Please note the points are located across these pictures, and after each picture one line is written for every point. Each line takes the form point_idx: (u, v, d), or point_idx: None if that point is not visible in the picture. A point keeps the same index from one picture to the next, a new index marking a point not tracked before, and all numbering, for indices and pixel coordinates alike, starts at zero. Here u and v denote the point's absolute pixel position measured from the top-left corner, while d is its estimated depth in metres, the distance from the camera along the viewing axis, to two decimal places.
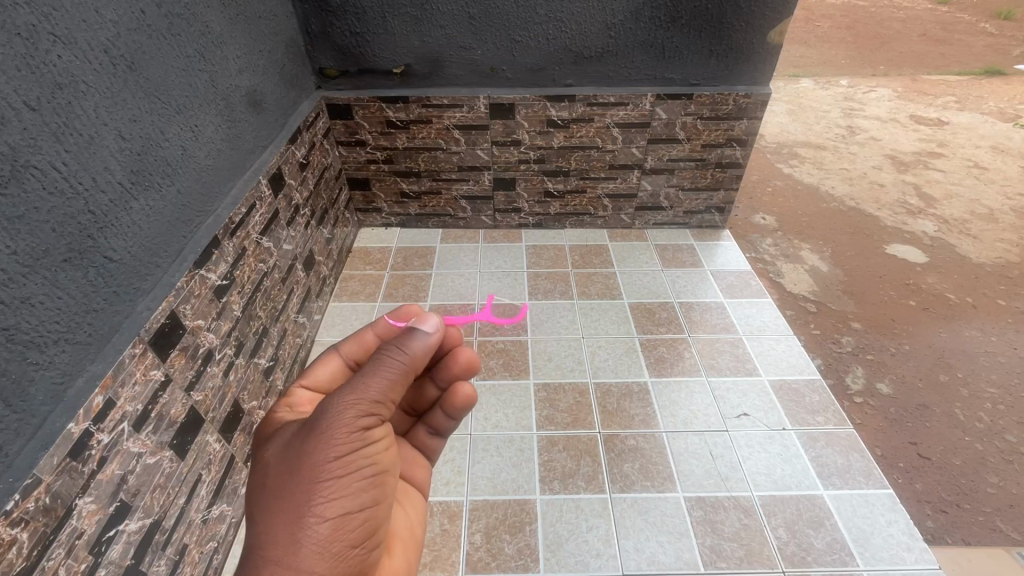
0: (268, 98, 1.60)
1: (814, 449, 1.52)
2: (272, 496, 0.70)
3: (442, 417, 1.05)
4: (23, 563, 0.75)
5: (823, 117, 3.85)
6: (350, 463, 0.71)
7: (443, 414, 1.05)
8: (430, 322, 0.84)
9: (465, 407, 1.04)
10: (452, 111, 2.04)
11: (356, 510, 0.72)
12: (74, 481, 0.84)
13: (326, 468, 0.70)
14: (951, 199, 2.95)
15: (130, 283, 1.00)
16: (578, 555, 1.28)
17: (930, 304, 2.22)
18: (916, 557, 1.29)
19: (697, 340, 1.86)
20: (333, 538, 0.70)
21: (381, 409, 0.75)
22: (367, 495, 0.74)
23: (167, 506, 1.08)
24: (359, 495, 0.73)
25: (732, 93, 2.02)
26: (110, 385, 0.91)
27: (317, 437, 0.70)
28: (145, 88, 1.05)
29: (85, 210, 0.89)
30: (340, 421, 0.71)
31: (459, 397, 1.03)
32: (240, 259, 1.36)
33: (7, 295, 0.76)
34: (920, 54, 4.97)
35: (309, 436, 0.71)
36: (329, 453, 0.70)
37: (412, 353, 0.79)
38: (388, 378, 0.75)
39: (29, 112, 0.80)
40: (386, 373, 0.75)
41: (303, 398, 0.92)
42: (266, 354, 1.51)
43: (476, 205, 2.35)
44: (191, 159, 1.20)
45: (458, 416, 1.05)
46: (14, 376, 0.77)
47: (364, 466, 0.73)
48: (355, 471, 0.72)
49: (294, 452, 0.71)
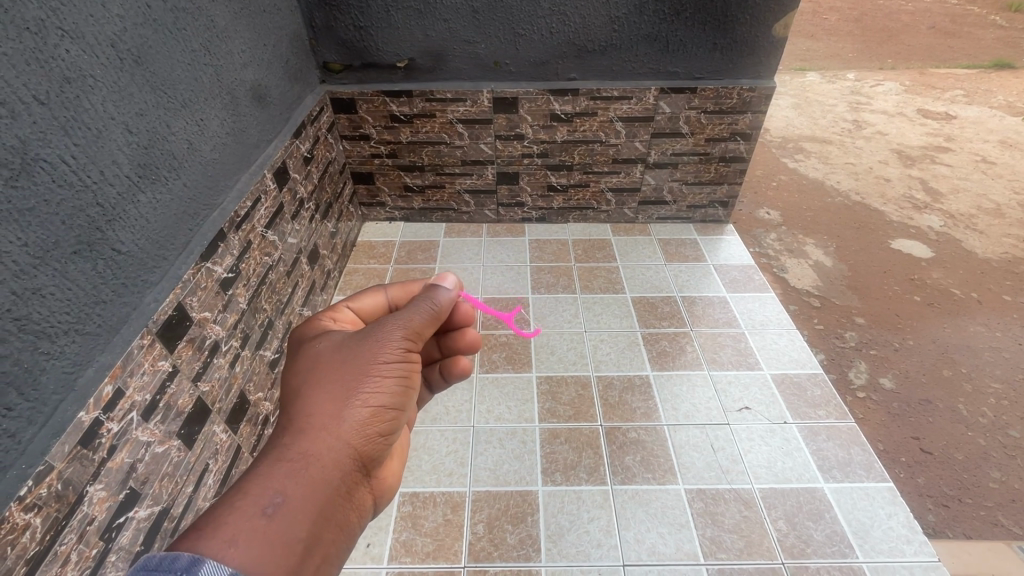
0: (272, 92, 1.60)
1: (815, 442, 1.53)
2: (322, 378, 0.77)
3: (436, 375, 1.10)
4: (36, 548, 0.77)
5: (830, 111, 3.82)
6: (393, 367, 0.80)
7: (438, 373, 1.09)
8: (450, 280, 0.91)
9: (456, 378, 1.08)
10: (456, 105, 2.04)
11: (391, 408, 0.79)
12: (85, 468, 0.86)
13: (373, 365, 0.78)
14: (958, 193, 2.93)
15: (139, 276, 1.02)
16: (578, 545, 1.30)
17: (935, 299, 2.22)
18: (915, 550, 1.30)
19: (699, 334, 1.87)
20: (367, 424, 0.76)
21: (420, 336, 0.85)
22: (400, 400, 0.81)
23: (175, 494, 1.10)
24: (395, 397, 0.80)
25: (736, 86, 2.01)
26: (119, 375, 0.93)
27: (369, 339, 0.80)
28: (151, 82, 1.06)
29: (94, 203, 0.91)
30: (391, 331, 0.81)
31: (457, 367, 1.07)
32: (245, 251, 1.37)
33: (19, 286, 0.78)
34: (929, 47, 4.91)
35: (364, 339, 0.80)
36: (379, 354, 0.79)
37: (447, 300, 0.89)
38: (427, 314, 0.85)
39: (38, 106, 0.81)
40: (428, 309, 0.86)
41: (345, 318, 0.96)
42: (272, 346, 1.53)
43: (480, 198, 2.35)
44: (197, 152, 1.21)
45: (451, 380, 1.09)
46: (26, 365, 0.78)
47: (403, 374, 0.80)
48: (395, 374, 0.80)
49: (347, 348, 0.80)
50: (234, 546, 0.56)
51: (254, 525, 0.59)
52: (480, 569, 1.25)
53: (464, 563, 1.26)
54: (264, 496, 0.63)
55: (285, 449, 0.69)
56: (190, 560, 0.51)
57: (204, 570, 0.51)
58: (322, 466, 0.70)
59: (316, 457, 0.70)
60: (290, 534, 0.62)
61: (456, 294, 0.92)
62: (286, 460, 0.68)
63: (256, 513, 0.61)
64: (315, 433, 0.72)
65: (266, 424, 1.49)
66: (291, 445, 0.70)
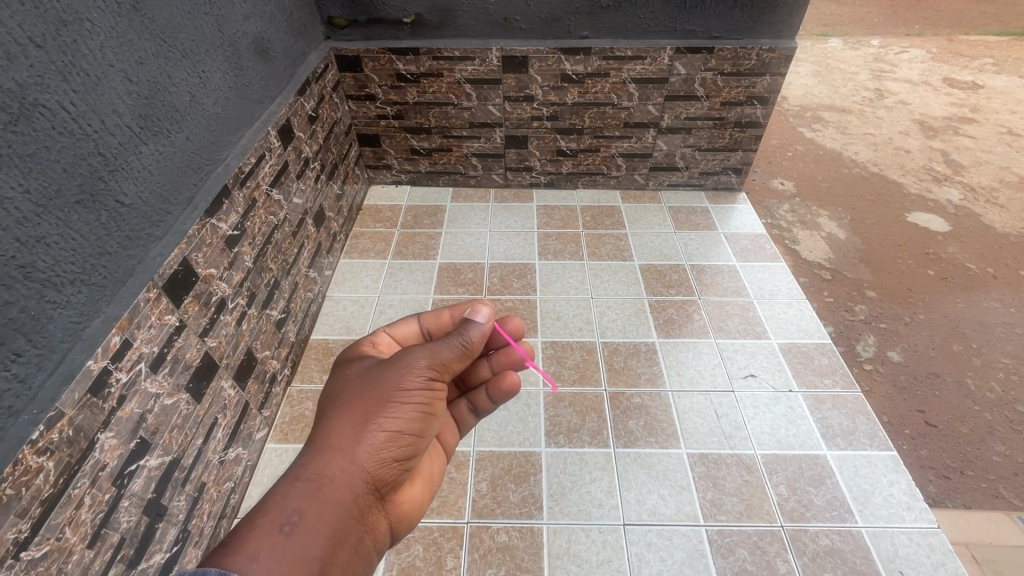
0: (275, 46, 1.56)
1: (819, 410, 1.53)
2: (347, 404, 0.76)
3: (484, 399, 1.06)
4: (50, 489, 0.80)
5: (851, 79, 3.69)
6: (415, 397, 0.78)
7: (486, 395, 1.06)
8: (484, 311, 0.89)
9: (505, 395, 1.05)
10: (464, 64, 1.98)
11: (409, 433, 0.78)
12: (96, 416, 0.87)
13: (396, 396, 0.77)
14: (979, 166, 2.84)
15: (143, 229, 1.01)
16: (580, 505, 1.32)
17: (949, 273, 2.18)
18: (916, 516, 1.31)
19: (706, 302, 1.85)
20: (385, 451, 0.75)
21: (446, 370, 0.83)
22: (421, 425, 0.79)
23: (185, 446, 1.12)
24: (415, 423, 0.78)
25: (755, 46, 1.93)
26: (127, 326, 0.93)
27: (395, 367, 0.79)
28: (150, 29, 1.03)
29: (95, 152, 0.89)
30: (415, 362, 0.80)
31: (504, 383, 1.04)
32: (250, 209, 1.36)
33: (22, 232, 0.77)
34: (961, 12, 4.69)
35: (390, 367, 0.79)
36: (403, 384, 0.77)
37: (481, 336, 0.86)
38: (455, 351, 0.83)
39: (34, 49, 0.79)
40: (459, 344, 0.83)
41: (383, 343, 0.97)
42: (278, 306, 1.53)
43: (487, 162, 2.31)
44: (199, 106, 1.18)
45: (499, 401, 1.06)
46: (33, 311, 0.79)
47: (424, 404, 0.79)
48: (416, 403, 0.78)
49: (373, 376, 0.79)
50: (254, 563, 0.58)
51: (271, 543, 0.61)
52: (483, 525, 1.28)
53: (467, 518, 1.29)
54: (283, 513, 0.65)
55: (305, 470, 0.70)
56: (222, 573, 0.53)
57: None
58: (338, 489, 0.70)
59: (333, 480, 0.70)
60: (302, 552, 0.63)
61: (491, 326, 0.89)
62: (305, 480, 0.69)
63: (274, 530, 0.62)
64: (335, 455, 0.72)
65: (274, 382, 1.51)
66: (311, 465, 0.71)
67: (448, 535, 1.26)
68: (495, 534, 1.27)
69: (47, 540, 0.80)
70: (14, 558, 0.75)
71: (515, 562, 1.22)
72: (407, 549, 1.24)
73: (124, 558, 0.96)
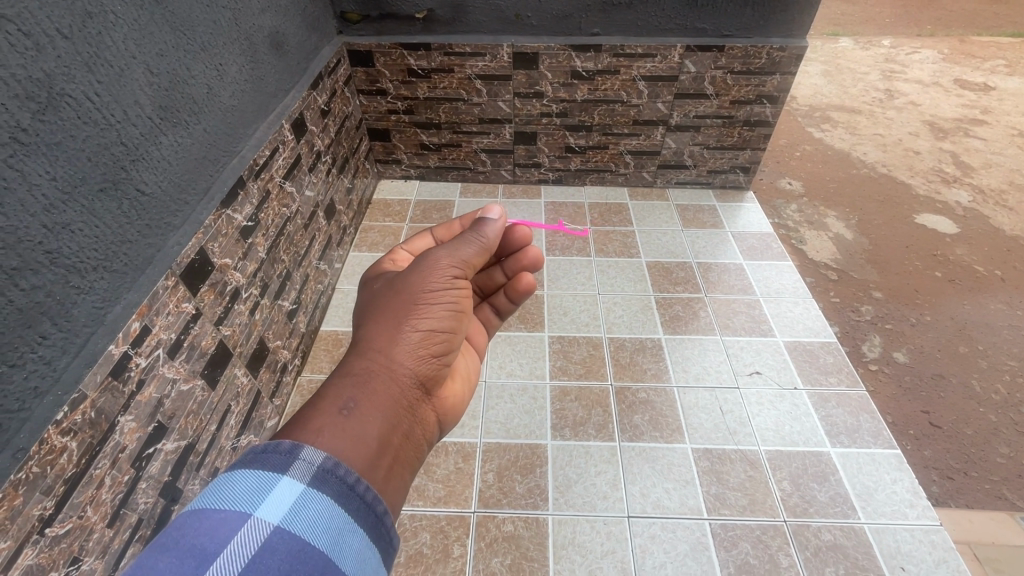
0: (290, 40, 1.58)
1: (824, 409, 1.54)
2: (381, 306, 0.80)
3: (504, 300, 1.14)
4: (73, 469, 0.82)
5: (861, 80, 3.67)
6: (445, 292, 0.82)
7: (506, 297, 1.13)
8: (495, 212, 0.96)
9: (523, 295, 1.11)
10: (474, 60, 2.00)
11: (443, 330, 0.80)
12: (116, 399, 0.89)
13: (426, 291, 0.80)
14: (989, 168, 2.83)
15: (162, 217, 1.03)
16: (585, 496, 1.34)
17: (956, 275, 2.18)
18: (919, 514, 1.31)
19: (713, 300, 1.86)
20: (425, 344, 0.77)
21: (468, 271, 0.87)
22: (453, 322, 0.82)
23: (200, 431, 1.14)
24: (447, 320, 0.81)
25: (766, 45, 1.93)
26: (146, 313, 0.96)
27: (421, 270, 0.83)
28: (171, 22, 1.05)
29: (118, 140, 0.91)
30: (440, 264, 0.84)
31: (521, 284, 1.10)
32: (264, 201, 1.38)
33: (49, 220, 0.79)
34: (974, 13, 4.65)
35: (415, 269, 0.83)
36: (430, 280, 0.82)
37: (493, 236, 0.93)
38: (474, 249, 0.89)
39: (62, 40, 0.81)
40: (474, 242, 0.89)
41: (402, 259, 1.03)
42: (290, 297, 1.55)
43: (496, 158, 2.33)
44: (216, 99, 1.21)
45: (519, 302, 1.13)
46: (58, 298, 0.81)
47: (454, 301, 0.83)
48: (447, 300, 0.82)
49: (400, 280, 0.83)
50: (321, 437, 0.59)
51: (334, 422, 0.61)
52: (489, 514, 1.30)
53: (473, 508, 1.31)
54: (338, 399, 0.65)
55: (352, 366, 0.71)
56: (292, 445, 0.55)
57: (303, 455, 0.55)
58: (387, 378, 0.71)
59: (382, 371, 0.71)
60: (365, 431, 0.63)
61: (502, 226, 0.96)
62: (354, 374, 0.70)
63: (333, 413, 0.63)
64: (378, 351, 0.73)
65: (285, 372, 1.53)
66: (356, 363, 0.72)
67: (455, 524, 1.29)
68: (501, 524, 1.29)
69: (69, 518, 0.82)
70: (40, 534, 0.77)
71: (521, 551, 1.24)
72: (414, 536, 1.26)
73: (141, 538, 0.98)
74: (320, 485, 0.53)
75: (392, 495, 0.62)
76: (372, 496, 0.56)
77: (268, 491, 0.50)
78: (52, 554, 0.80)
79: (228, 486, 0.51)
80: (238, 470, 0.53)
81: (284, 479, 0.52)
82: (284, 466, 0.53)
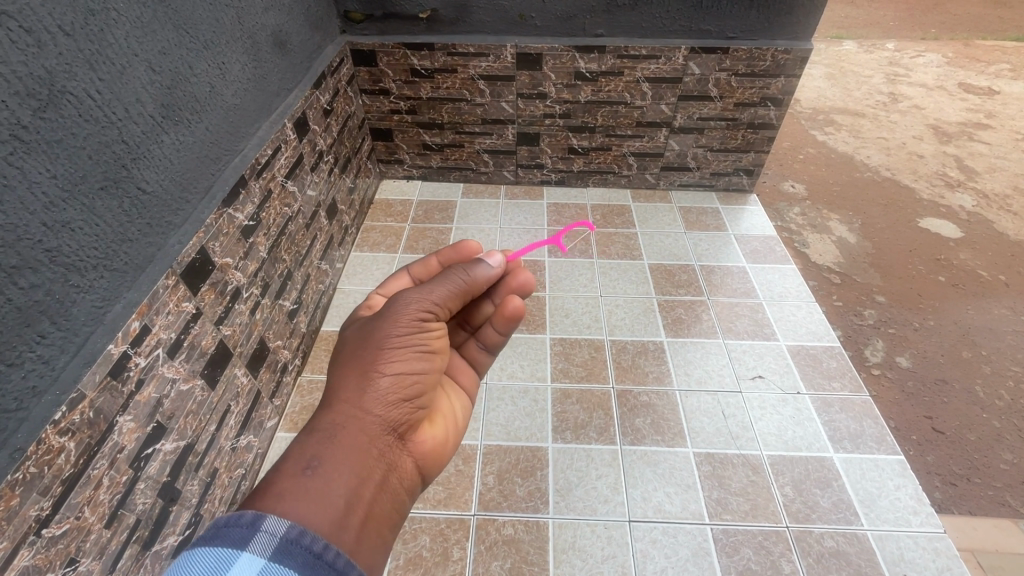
0: (293, 38, 1.58)
1: (827, 413, 1.53)
2: (347, 357, 0.78)
3: (493, 333, 1.05)
4: (71, 469, 0.81)
5: (865, 83, 3.66)
6: (411, 336, 0.80)
7: (492, 330, 1.05)
8: (495, 257, 0.95)
9: (512, 323, 1.00)
10: (478, 60, 1.99)
11: (415, 373, 0.79)
12: (115, 399, 0.89)
13: (391, 337, 0.78)
14: (993, 172, 2.81)
15: (163, 217, 1.03)
16: (586, 500, 1.33)
17: (960, 280, 2.16)
18: (922, 521, 1.31)
19: (715, 303, 1.85)
20: (393, 391, 0.76)
21: (441, 309, 0.85)
22: (424, 364, 0.81)
23: (199, 432, 1.14)
24: (418, 363, 0.80)
25: (771, 47, 1.92)
26: (146, 312, 0.95)
27: (389, 314, 0.81)
28: (173, 19, 1.04)
29: (119, 139, 0.91)
30: (409, 307, 0.81)
31: (508, 309, 0.98)
32: (266, 200, 1.37)
33: (48, 218, 0.79)
34: (979, 17, 4.63)
35: (381, 315, 0.81)
36: (395, 325, 0.79)
37: (474, 276, 0.90)
38: (450, 291, 0.87)
39: (63, 37, 0.81)
40: (449, 284, 0.87)
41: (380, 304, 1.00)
42: (291, 297, 1.55)
43: (499, 159, 2.32)
44: (218, 97, 1.20)
45: (508, 333, 1.04)
46: (57, 296, 0.80)
47: (421, 343, 0.81)
48: (417, 342, 0.80)
49: (366, 328, 0.81)
50: (283, 500, 0.58)
51: (297, 482, 0.61)
52: (489, 517, 1.29)
53: (473, 511, 1.30)
54: (302, 458, 0.64)
55: (317, 421, 0.70)
56: (254, 516, 0.54)
57: (266, 524, 0.53)
58: (353, 431, 0.70)
59: (347, 425, 0.70)
60: (331, 488, 0.62)
61: (502, 272, 0.96)
62: (320, 429, 0.69)
63: (297, 472, 0.62)
64: (344, 403, 0.72)
65: (285, 372, 1.53)
66: (322, 417, 0.71)
67: (455, 527, 1.28)
68: (501, 527, 1.28)
69: (67, 519, 0.82)
70: (36, 535, 0.76)
71: (521, 555, 1.23)
72: (413, 539, 1.26)
73: (139, 539, 0.98)
74: (283, 558, 0.51)
75: (365, 554, 0.61)
76: (343, 561, 0.54)
77: (227, 571, 0.48)
78: (48, 555, 0.79)
79: (185, 567, 0.49)
80: (196, 549, 0.51)
81: (244, 555, 0.50)
82: (246, 541, 0.51)
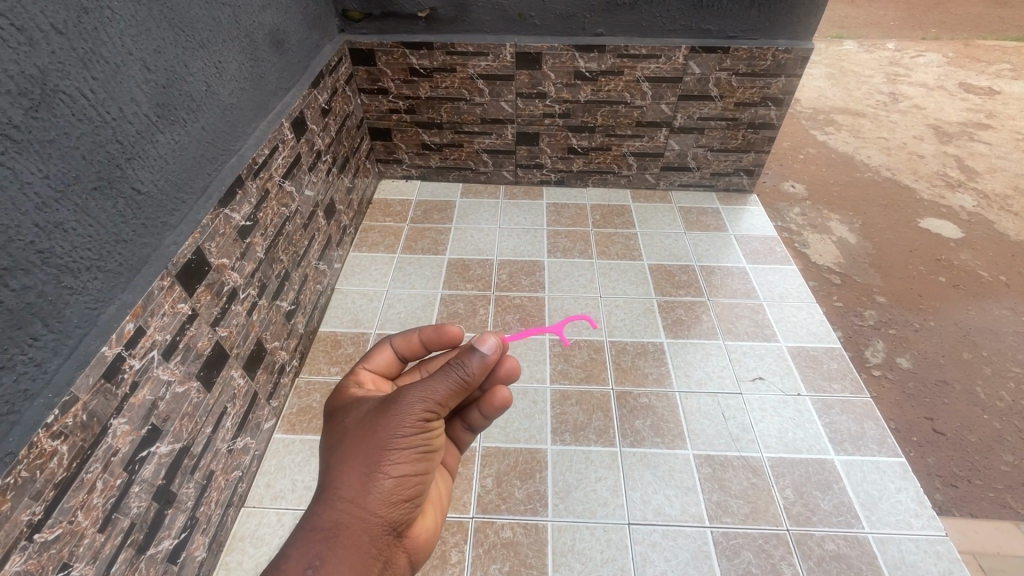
0: (291, 37, 1.56)
1: (828, 415, 1.52)
2: (348, 452, 0.75)
3: (477, 415, 0.98)
4: (64, 473, 0.80)
5: (865, 82, 3.65)
6: (415, 438, 0.76)
7: (478, 413, 0.97)
8: (490, 341, 0.78)
9: (499, 409, 0.96)
10: (477, 59, 1.98)
11: (414, 473, 0.77)
12: (109, 402, 0.88)
13: (395, 440, 0.74)
14: (994, 172, 2.80)
15: (158, 218, 1.02)
16: (585, 503, 1.32)
17: (960, 280, 2.16)
18: (923, 524, 1.30)
19: (715, 304, 1.84)
20: (394, 492, 0.74)
21: (444, 404, 0.78)
22: (422, 464, 0.78)
23: (195, 434, 1.13)
24: (417, 464, 0.77)
25: (771, 47, 1.91)
26: (141, 314, 0.94)
27: (392, 412, 0.75)
28: (168, 18, 1.03)
29: (113, 140, 0.90)
30: (413, 407, 0.75)
31: (496, 398, 0.96)
32: (263, 200, 1.36)
33: (40, 217, 0.78)
34: (979, 17, 4.62)
35: (384, 410, 0.76)
36: (400, 427, 0.75)
37: (472, 370, 0.78)
38: (454, 387, 0.77)
39: (56, 35, 0.80)
40: (454, 378, 0.77)
41: (367, 380, 0.95)
42: (288, 297, 1.54)
43: (498, 159, 2.31)
44: (215, 97, 1.19)
45: (494, 415, 0.98)
46: (50, 296, 0.79)
47: (422, 444, 0.77)
48: (417, 444, 0.76)
49: (369, 422, 0.76)
50: None
51: None
52: (488, 520, 1.29)
53: (472, 514, 1.29)
54: (303, 558, 0.67)
55: (319, 517, 0.71)
56: None
57: None
58: (354, 533, 0.71)
59: (347, 526, 0.71)
60: None
61: (499, 354, 0.80)
62: (320, 529, 0.70)
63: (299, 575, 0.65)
64: (345, 503, 0.72)
65: (282, 373, 1.51)
66: (323, 513, 0.71)
67: (453, 530, 1.27)
68: (500, 530, 1.27)
69: (60, 523, 0.81)
70: (28, 540, 0.76)
71: (519, 558, 1.22)
72: None
73: (133, 543, 0.97)
74: None
75: None
76: None
77: None
78: (41, 560, 0.78)
79: None
80: None
81: None
82: None
